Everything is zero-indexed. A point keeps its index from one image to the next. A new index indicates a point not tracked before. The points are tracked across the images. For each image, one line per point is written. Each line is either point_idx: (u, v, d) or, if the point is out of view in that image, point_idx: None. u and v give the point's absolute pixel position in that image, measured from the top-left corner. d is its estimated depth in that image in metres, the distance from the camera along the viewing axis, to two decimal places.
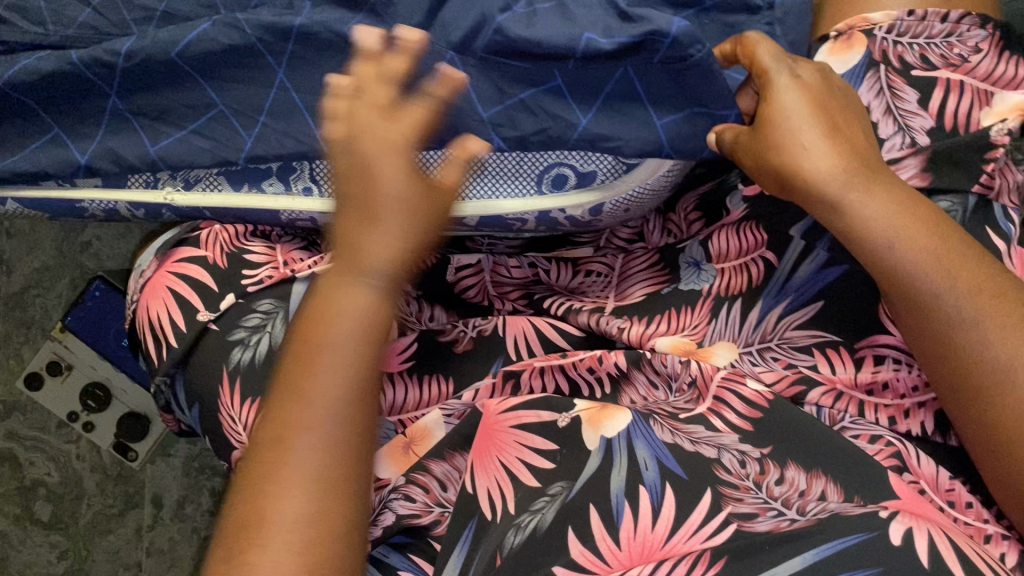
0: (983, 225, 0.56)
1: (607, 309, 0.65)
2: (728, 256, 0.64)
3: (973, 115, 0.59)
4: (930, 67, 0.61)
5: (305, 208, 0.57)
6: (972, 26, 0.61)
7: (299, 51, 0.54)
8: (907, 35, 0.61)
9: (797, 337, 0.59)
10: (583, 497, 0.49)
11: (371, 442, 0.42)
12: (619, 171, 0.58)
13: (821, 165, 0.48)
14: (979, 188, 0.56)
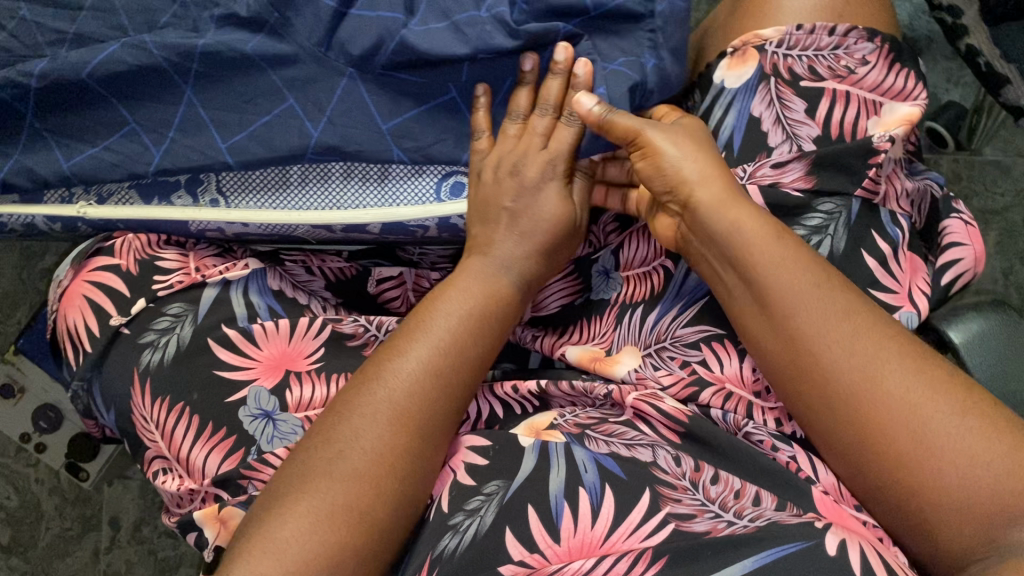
0: (868, 229, 0.56)
1: (524, 319, 0.68)
2: (635, 264, 0.64)
3: (860, 124, 0.58)
4: (818, 78, 0.59)
5: (211, 217, 0.60)
6: (859, 38, 0.59)
7: (205, 71, 0.57)
8: (796, 48, 0.59)
9: (688, 335, 0.57)
10: (519, 498, 0.48)
11: (351, 481, 0.46)
12: None
13: (711, 189, 0.52)
14: (863, 192, 0.56)
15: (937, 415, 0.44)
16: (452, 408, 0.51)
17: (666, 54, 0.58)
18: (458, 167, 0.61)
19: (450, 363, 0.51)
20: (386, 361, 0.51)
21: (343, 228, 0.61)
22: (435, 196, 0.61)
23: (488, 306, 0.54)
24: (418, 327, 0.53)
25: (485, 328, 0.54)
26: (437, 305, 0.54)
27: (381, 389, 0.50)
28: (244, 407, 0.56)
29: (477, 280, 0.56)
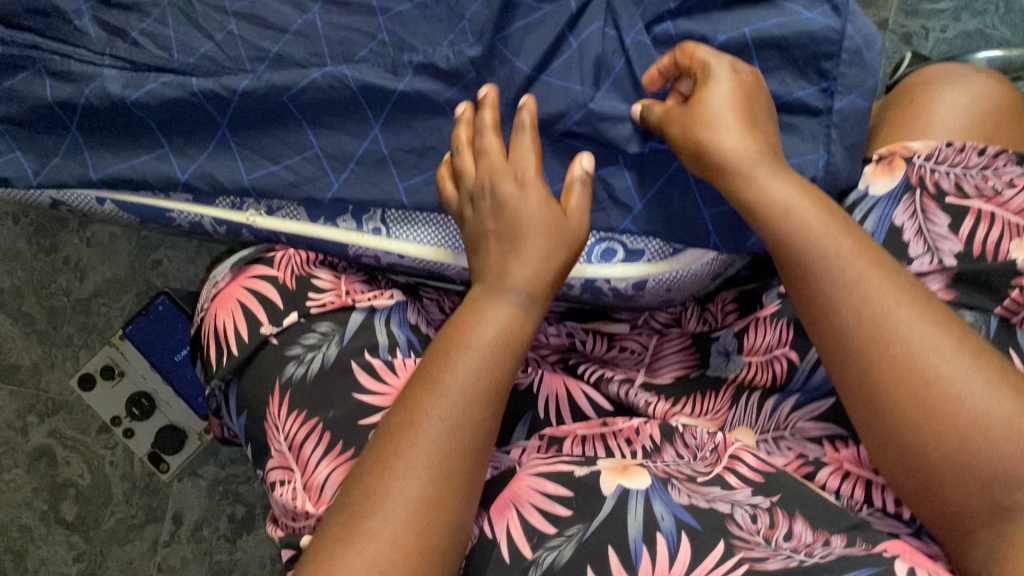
0: (1007, 349, 0.52)
1: (636, 383, 0.66)
2: (757, 350, 0.61)
3: (1003, 246, 0.54)
4: (964, 196, 0.56)
5: (372, 244, 0.62)
6: (1008, 162, 0.56)
7: (396, 112, 0.61)
8: (944, 164, 0.57)
9: (808, 428, 0.57)
10: (599, 537, 0.50)
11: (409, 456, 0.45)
12: (667, 253, 0.62)
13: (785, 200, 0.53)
14: (1002, 311, 0.53)
15: (995, 406, 0.44)
16: (479, 459, 0.47)
17: (838, 150, 0.59)
18: (611, 234, 0.62)
19: (473, 414, 0.47)
20: (411, 416, 0.47)
21: None
22: (586, 259, 0.62)
23: (510, 346, 0.49)
24: (439, 385, 0.47)
25: (505, 368, 0.49)
26: (446, 356, 0.48)
27: (400, 455, 0.45)
28: (372, 432, 0.57)
29: (488, 323, 0.50)
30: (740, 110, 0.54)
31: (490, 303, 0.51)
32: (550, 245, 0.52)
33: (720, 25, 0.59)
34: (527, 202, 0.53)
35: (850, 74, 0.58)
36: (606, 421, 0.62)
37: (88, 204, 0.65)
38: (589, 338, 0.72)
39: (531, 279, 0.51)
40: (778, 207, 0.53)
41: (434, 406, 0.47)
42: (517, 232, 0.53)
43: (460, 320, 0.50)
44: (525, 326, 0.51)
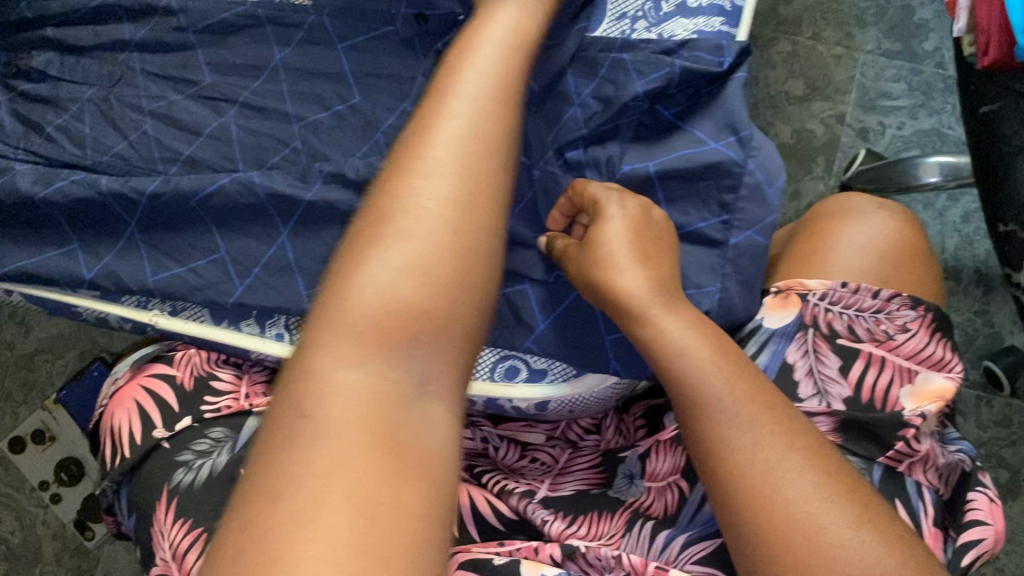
0: (892, 497, 0.52)
1: (538, 497, 0.65)
2: (657, 475, 0.62)
3: (893, 392, 0.55)
4: (856, 338, 0.56)
5: (273, 351, 0.61)
6: (902, 305, 0.57)
7: (305, 216, 0.59)
8: (839, 305, 0.57)
9: (694, 571, 0.55)
10: None
11: (335, 470, 0.32)
12: (569, 375, 0.61)
13: (678, 339, 0.52)
14: (888, 459, 0.53)
15: (870, 556, 0.45)
16: (481, 262, 0.40)
17: (733, 283, 0.58)
18: (515, 352, 0.62)
19: (436, 273, 0.38)
20: (363, 253, 0.38)
21: None
22: (488, 375, 0.62)
23: (478, 157, 0.41)
24: (360, 266, 0.38)
25: (480, 215, 0.40)
26: (388, 215, 0.39)
27: (319, 439, 0.33)
28: None
29: (437, 164, 0.41)
30: (637, 249, 0.54)
31: (424, 152, 0.41)
32: (499, 119, 0.43)
33: (626, 155, 0.60)
34: (461, 90, 0.43)
35: (748, 208, 0.58)
36: (503, 541, 0.61)
37: None
38: (501, 446, 0.73)
39: (477, 165, 0.41)
40: (671, 348, 0.52)
41: (339, 345, 0.36)
42: (440, 144, 0.41)
43: (384, 215, 0.39)
44: (490, 159, 0.42)
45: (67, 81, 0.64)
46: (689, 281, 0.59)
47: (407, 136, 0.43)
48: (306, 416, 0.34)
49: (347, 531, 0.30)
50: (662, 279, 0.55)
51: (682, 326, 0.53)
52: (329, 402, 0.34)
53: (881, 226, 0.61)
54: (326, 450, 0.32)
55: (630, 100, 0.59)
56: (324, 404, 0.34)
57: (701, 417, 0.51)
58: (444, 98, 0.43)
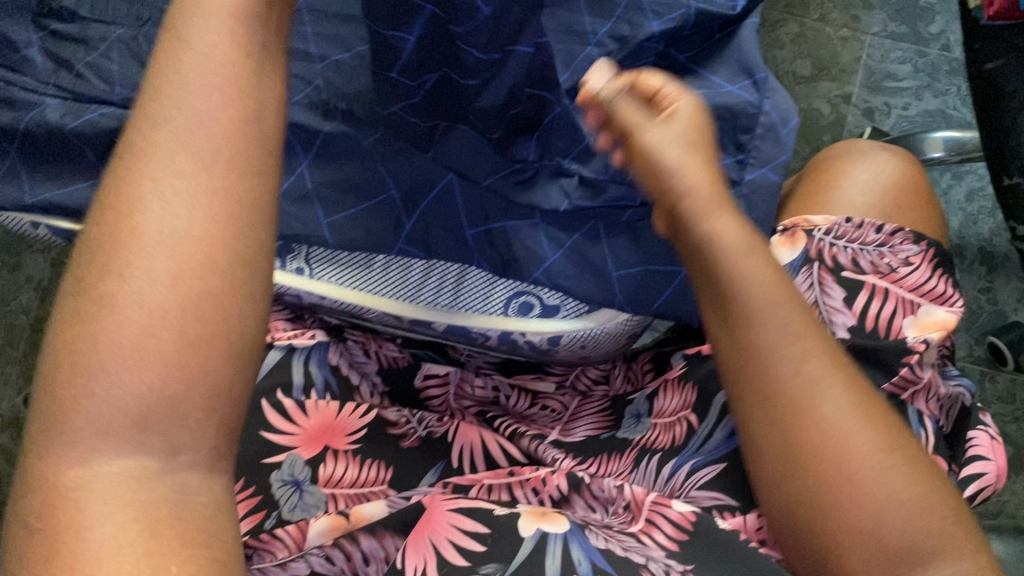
0: None
1: (548, 439, 0.66)
2: (664, 412, 0.63)
3: (895, 322, 0.56)
4: (860, 271, 0.57)
5: (295, 284, 0.64)
6: (904, 240, 0.58)
7: (323, 151, 0.62)
8: (843, 239, 0.58)
9: (701, 498, 0.56)
10: None
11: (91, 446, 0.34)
12: (582, 311, 0.63)
13: (731, 238, 0.48)
14: (894, 386, 0.54)
15: (893, 482, 0.43)
16: (235, 267, 0.36)
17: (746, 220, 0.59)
18: (528, 287, 0.63)
19: (197, 249, 0.36)
20: (106, 296, 0.35)
21: (412, 321, 0.65)
22: (502, 311, 0.63)
23: (221, 116, 0.38)
24: (107, 300, 0.35)
25: (226, 213, 0.37)
26: (131, 234, 0.35)
27: (84, 449, 0.34)
28: (277, 470, 0.59)
29: (172, 154, 0.37)
30: (699, 143, 0.50)
31: (152, 137, 0.37)
32: (242, 72, 0.39)
33: None
34: (197, 42, 0.39)
35: (763, 147, 0.60)
36: (512, 471, 0.62)
37: (23, 228, 0.66)
38: (512, 393, 0.72)
39: (203, 144, 0.37)
40: (721, 245, 0.48)
41: (111, 325, 0.34)
42: (178, 117, 0.37)
43: (125, 236, 0.35)
44: (233, 111, 0.38)
45: (95, 20, 0.66)
46: None
47: (140, 103, 0.38)
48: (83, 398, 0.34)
49: (143, 551, 0.33)
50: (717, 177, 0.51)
51: (735, 223, 0.49)
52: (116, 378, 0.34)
53: (886, 167, 0.62)
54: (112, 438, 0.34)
55: (645, 40, 0.60)
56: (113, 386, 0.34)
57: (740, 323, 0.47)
58: (187, 51, 0.39)
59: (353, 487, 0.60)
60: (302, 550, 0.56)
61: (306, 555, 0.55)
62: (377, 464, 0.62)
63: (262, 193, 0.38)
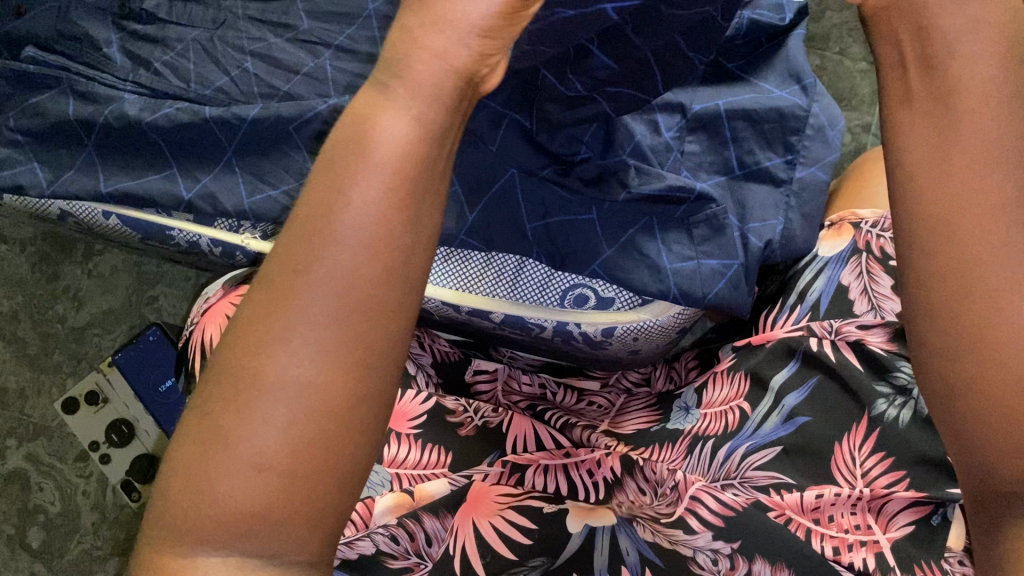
0: None
1: (599, 430, 0.68)
2: (714, 403, 0.64)
3: None
4: None
5: None
6: None
7: None
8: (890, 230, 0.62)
9: (757, 477, 0.58)
10: (567, 566, 0.55)
11: (201, 543, 0.30)
12: (635, 303, 0.65)
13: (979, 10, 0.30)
14: None
15: None
16: (362, 408, 0.30)
17: (796, 216, 0.65)
18: (584, 281, 0.65)
19: (329, 384, 0.29)
20: (223, 444, 0.29)
21: (470, 311, 0.67)
22: (558, 302, 0.66)
23: (369, 264, 0.29)
24: (227, 428, 0.29)
25: (353, 378, 0.29)
26: (257, 380, 0.29)
27: (193, 549, 0.30)
28: None
29: (323, 270, 0.29)
30: None
31: (309, 243, 0.29)
32: (411, 193, 0.30)
33: (696, 96, 0.64)
34: (362, 176, 0.30)
35: (813, 146, 0.66)
36: (567, 451, 0.64)
37: (95, 217, 0.69)
38: (559, 391, 0.74)
39: (344, 292, 0.29)
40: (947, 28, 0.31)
41: (228, 445, 0.29)
42: (323, 256, 0.29)
43: (252, 380, 0.29)
44: (388, 259, 0.30)
45: (174, 23, 0.69)
46: (751, 217, 0.64)
47: (293, 219, 0.31)
48: (189, 505, 0.29)
49: None
50: None
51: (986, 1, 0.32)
52: (229, 484, 0.29)
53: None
54: (224, 540, 0.29)
55: None
56: (223, 497, 0.29)
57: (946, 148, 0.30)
58: (349, 183, 0.30)
59: (417, 468, 0.63)
60: (368, 528, 0.57)
61: (372, 534, 0.57)
62: (437, 448, 0.64)
63: (391, 367, 0.30)
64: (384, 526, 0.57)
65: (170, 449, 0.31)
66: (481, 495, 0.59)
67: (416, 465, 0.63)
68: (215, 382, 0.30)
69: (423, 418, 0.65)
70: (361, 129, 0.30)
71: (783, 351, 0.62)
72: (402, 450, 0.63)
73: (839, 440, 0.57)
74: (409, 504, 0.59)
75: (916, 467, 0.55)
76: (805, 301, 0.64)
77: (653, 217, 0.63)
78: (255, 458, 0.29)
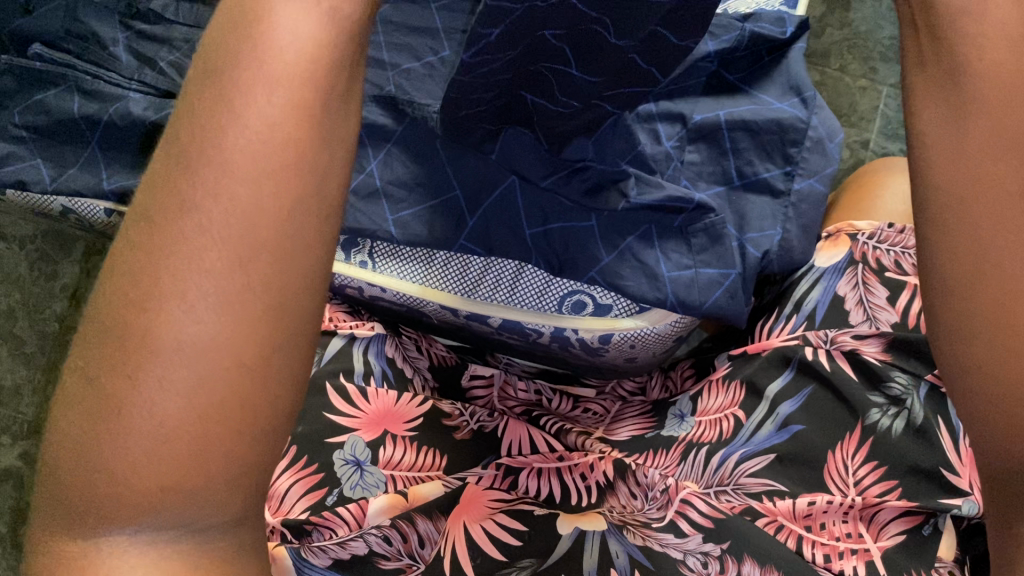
0: (936, 412, 0.56)
1: (593, 435, 0.68)
2: (709, 410, 0.64)
3: None
4: (903, 271, 0.62)
5: (357, 276, 0.67)
6: None
7: (394, 150, 0.65)
8: (885, 243, 0.63)
9: (750, 484, 0.58)
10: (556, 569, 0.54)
11: (101, 504, 0.30)
12: (633, 310, 0.65)
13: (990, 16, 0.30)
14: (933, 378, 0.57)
15: None
16: (269, 358, 0.30)
17: (793, 228, 0.65)
18: (582, 287, 0.65)
19: (229, 337, 0.29)
20: (119, 412, 0.29)
21: (467, 315, 0.68)
22: (555, 309, 0.66)
23: (260, 215, 0.29)
24: (122, 388, 0.29)
25: (255, 332, 0.30)
26: (146, 341, 0.29)
27: (100, 512, 0.30)
28: (339, 451, 0.61)
29: (212, 224, 0.29)
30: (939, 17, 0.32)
31: (197, 194, 0.29)
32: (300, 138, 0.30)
33: (697, 106, 0.65)
34: (248, 111, 0.29)
35: (811, 159, 0.66)
36: (561, 455, 0.64)
37: (96, 214, 0.69)
38: (555, 397, 0.75)
39: (238, 241, 0.29)
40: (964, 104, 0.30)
41: (122, 404, 0.29)
42: (198, 205, 0.29)
43: (143, 340, 0.29)
44: (281, 203, 0.30)
45: (180, 24, 0.70)
46: (749, 227, 0.65)
47: (172, 164, 0.30)
48: (88, 465, 0.29)
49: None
50: None
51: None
52: (128, 444, 0.29)
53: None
54: (126, 499, 0.30)
55: (702, 58, 0.65)
56: (122, 457, 0.29)
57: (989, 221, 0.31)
58: (229, 126, 0.29)
59: (412, 471, 0.62)
60: (360, 529, 0.58)
61: (364, 535, 0.56)
62: (432, 451, 0.64)
63: (295, 316, 0.31)
64: (377, 525, 0.57)
65: (61, 408, 0.30)
66: (474, 499, 0.59)
67: (411, 466, 0.63)
68: (102, 338, 0.30)
69: (418, 420, 0.65)
70: (242, 59, 0.29)
71: (778, 361, 0.63)
72: (395, 452, 0.63)
73: (832, 449, 0.58)
74: (403, 505, 0.59)
75: (907, 478, 0.55)
76: (801, 311, 0.64)
77: (653, 225, 0.63)
78: (154, 417, 0.29)
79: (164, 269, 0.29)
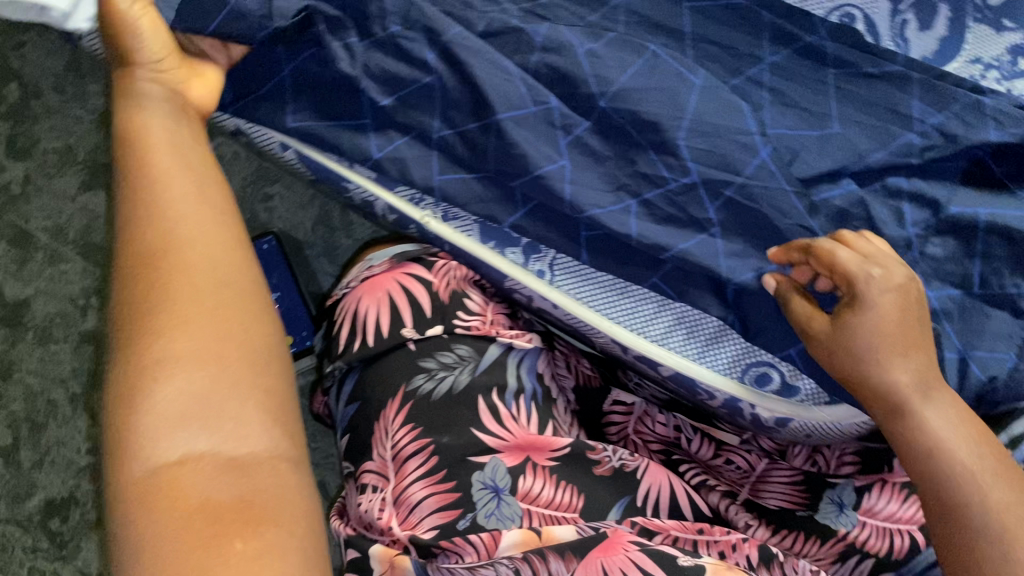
0: None
1: (738, 499, 0.64)
2: (876, 512, 0.61)
3: None
4: None
5: (531, 285, 0.61)
6: None
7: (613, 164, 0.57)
8: None
9: None
10: None
11: (187, 417, 0.43)
12: (820, 399, 0.59)
13: None
14: None
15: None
16: (226, 295, 0.48)
17: None
18: (771, 360, 0.60)
19: (203, 293, 0.47)
20: (139, 330, 0.45)
21: (638, 356, 0.61)
22: (737, 375, 0.60)
23: (193, 215, 0.50)
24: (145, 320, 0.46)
25: (195, 273, 0.48)
26: (173, 312, 0.46)
27: (168, 430, 0.42)
28: (479, 472, 0.57)
29: (189, 253, 0.48)
30: (964, 414, 0.50)
31: (167, 244, 0.49)
32: (172, 181, 0.51)
33: (955, 196, 0.58)
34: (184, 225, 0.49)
35: None
36: (702, 527, 0.60)
37: (271, 146, 0.64)
38: (695, 439, 0.69)
39: (229, 275, 0.49)
40: (925, 434, 0.50)
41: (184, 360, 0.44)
42: (163, 230, 0.49)
43: (168, 310, 0.46)
44: (191, 215, 0.50)
45: None
46: (977, 344, 0.57)
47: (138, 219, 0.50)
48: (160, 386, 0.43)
49: None
50: (982, 431, 0.50)
51: (965, 434, 0.50)
52: (206, 382, 0.44)
53: None
54: (209, 417, 0.43)
55: (977, 145, 0.57)
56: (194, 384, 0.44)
57: (925, 474, 0.49)
58: (165, 217, 0.49)
59: (548, 508, 0.58)
60: (491, 559, 0.54)
61: (495, 564, 0.53)
62: (570, 487, 0.59)
63: (236, 295, 0.48)
64: (511, 557, 0.53)
65: (154, 373, 0.44)
66: (616, 542, 0.54)
67: (546, 500, 0.58)
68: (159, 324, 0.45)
69: (564, 451, 0.60)
70: (153, 203, 0.50)
71: None
72: (530, 479, 0.58)
73: None
74: (537, 539, 0.55)
75: None
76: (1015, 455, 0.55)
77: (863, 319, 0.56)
78: (203, 346, 0.45)
79: (201, 296, 0.47)
